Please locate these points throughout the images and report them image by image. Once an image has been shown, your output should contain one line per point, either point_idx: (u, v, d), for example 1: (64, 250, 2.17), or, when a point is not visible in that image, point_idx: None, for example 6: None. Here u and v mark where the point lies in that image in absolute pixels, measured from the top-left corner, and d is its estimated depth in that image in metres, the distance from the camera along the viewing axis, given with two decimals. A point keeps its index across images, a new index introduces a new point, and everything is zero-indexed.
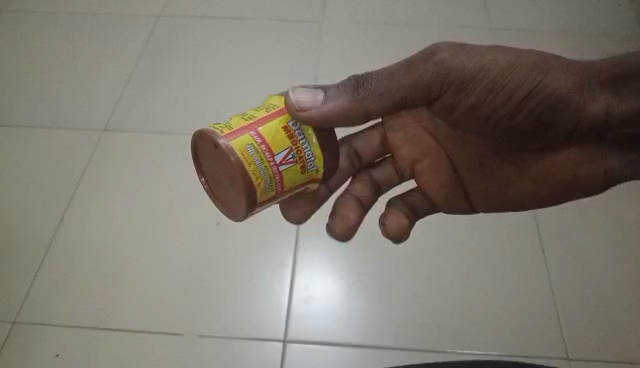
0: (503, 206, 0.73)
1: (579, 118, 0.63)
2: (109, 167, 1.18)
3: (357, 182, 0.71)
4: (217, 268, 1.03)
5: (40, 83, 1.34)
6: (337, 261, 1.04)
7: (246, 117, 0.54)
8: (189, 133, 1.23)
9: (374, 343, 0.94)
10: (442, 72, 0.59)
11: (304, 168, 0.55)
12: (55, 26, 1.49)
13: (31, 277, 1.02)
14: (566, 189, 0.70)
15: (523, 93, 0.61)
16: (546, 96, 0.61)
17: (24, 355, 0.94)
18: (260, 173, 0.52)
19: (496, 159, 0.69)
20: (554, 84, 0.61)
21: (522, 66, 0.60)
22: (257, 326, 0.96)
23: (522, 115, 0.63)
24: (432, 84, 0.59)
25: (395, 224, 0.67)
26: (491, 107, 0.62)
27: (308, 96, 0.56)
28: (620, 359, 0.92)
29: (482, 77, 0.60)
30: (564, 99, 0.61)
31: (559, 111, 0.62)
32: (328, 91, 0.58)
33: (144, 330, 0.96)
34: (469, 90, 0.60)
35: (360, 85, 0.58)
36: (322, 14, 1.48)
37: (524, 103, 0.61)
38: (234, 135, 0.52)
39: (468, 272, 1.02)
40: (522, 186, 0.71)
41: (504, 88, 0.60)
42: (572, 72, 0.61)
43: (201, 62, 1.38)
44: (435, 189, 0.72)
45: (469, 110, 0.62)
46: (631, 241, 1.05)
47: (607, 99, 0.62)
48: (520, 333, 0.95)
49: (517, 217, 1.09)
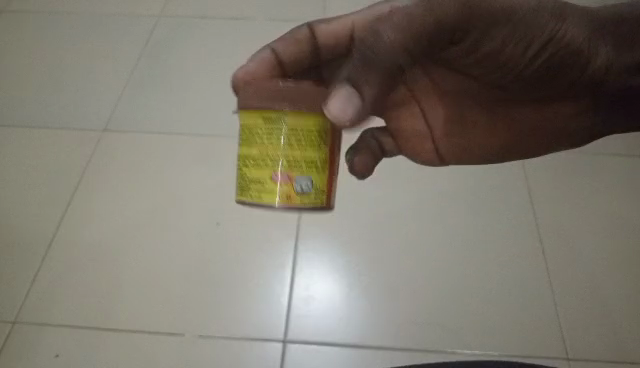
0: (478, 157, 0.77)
1: (583, 71, 0.68)
2: (109, 167, 1.18)
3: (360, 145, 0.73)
4: (217, 268, 1.03)
5: (40, 82, 1.34)
6: (338, 261, 1.04)
7: (321, 165, 0.59)
8: (190, 133, 1.24)
9: (374, 343, 0.94)
10: (468, 14, 0.60)
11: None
12: (55, 26, 1.49)
13: (31, 277, 1.02)
14: (543, 137, 0.76)
15: (545, 40, 0.64)
16: (563, 45, 0.65)
17: (24, 355, 0.94)
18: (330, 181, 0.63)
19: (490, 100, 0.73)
20: (572, 34, 0.65)
21: (543, 11, 0.63)
22: (257, 326, 0.96)
23: (537, 61, 0.66)
24: (460, 23, 0.60)
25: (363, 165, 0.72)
26: (509, 54, 0.65)
27: (349, 98, 0.55)
28: (620, 358, 0.92)
29: (507, 21, 0.62)
30: (577, 50, 0.66)
31: (570, 61, 0.66)
32: (357, 75, 0.57)
33: (144, 330, 0.96)
34: (492, 33, 0.62)
35: (380, 57, 0.57)
36: (322, 14, 1.48)
37: (541, 52, 0.65)
38: (314, 192, 0.59)
39: (467, 271, 1.02)
40: (505, 133, 0.75)
41: (529, 30, 0.63)
42: (583, 22, 0.66)
43: (202, 62, 1.38)
44: (405, 135, 0.72)
45: (488, 53, 0.64)
46: (631, 241, 1.06)
47: (608, 52, 0.67)
48: (520, 333, 0.95)
49: (517, 216, 1.10)
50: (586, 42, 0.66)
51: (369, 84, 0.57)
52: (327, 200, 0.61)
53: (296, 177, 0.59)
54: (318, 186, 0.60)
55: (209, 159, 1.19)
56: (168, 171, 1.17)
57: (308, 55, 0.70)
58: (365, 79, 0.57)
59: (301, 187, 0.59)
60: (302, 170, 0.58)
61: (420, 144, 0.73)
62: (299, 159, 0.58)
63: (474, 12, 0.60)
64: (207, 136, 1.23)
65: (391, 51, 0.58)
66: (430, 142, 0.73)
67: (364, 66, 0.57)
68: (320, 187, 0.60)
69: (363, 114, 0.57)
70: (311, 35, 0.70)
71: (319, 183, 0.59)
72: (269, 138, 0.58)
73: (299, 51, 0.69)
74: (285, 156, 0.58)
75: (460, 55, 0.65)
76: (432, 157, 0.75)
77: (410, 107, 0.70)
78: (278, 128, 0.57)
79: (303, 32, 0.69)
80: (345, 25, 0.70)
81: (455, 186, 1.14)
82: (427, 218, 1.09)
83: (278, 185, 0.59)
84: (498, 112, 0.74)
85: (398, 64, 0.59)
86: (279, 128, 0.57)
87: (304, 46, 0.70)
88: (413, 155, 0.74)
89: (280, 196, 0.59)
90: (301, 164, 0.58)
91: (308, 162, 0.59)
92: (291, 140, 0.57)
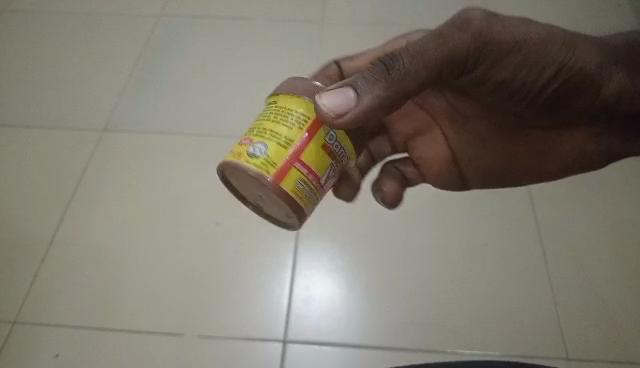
0: (497, 175, 0.77)
1: (595, 98, 0.65)
2: (110, 166, 1.18)
3: (386, 182, 0.78)
4: (217, 268, 1.03)
5: (39, 82, 1.34)
6: (338, 260, 1.04)
7: (285, 143, 0.55)
8: (190, 132, 1.23)
9: (371, 344, 0.94)
10: (479, 42, 0.60)
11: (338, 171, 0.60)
12: (54, 26, 1.49)
13: (31, 276, 1.02)
14: (564, 165, 0.74)
15: (553, 71, 0.62)
16: (573, 74, 0.63)
17: (24, 355, 0.94)
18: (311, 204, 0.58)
19: (505, 131, 0.72)
20: (581, 62, 0.63)
21: (555, 42, 0.62)
22: (259, 326, 0.96)
23: (549, 92, 0.64)
24: (470, 56, 0.60)
25: (390, 195, 0.78)
26: (521, 83, 0.63)
27: (343, 95, 0.56)
28: (620, 358, 0.92)
29: (518, 50, 0.61)
30: (587, 79, 0.64)
31: (581, 91, 0.65)
32: (362, 84, 0.57)
33: (143, 330, 0.96)
34: (504, 63, 0.62)
35: (392, 76, 0.58)
36: (321, 14, 1.48)
37: (552, 81, 0.63)
38: (261, 160, 0.55)
39: (468, 271, 1.02)
40: (525, 156, 0.74)
41: (539, 61, 0.62)
42: (595, 52, 0.64)
43: (202, 62, 1.38)
44: (429, 162, 0.75)
45: (499, 85, 0.64)
46: (630, 240, 1.05)
47: (621, 79, 0.64)
48: (519, 333, 0.95)
49: (517, 216, 1.09)
50: (595, 68, 0.63)
51: (372, 94, 0.57)
52: (276, 177, 0.54)
53: (255, 141, 0.56)
54: (271, 157, 0.55)
55: (209, 159, 1.18)
56: (169, 170, 1.17)
57: None
58: (370, 90, 0.57)
59: (253, 150, 0.55)
60: (264, 138, 0.56)
61: (445, 170, 0.76)
62: (267, 127, 0.57)
63: (482, 43, 0.60)
64: (208, 135, 1.22)
65: (407, 73, 0.58)
66: (455, 168, 0.75)
67: (373, 78, 0.58)
68: (273, 159, 0.55)
69: (351, 114, 0.56)
70: (340, 73, 0.73)
71: (274, 156, 0.55)
72: (262, 119, 0.59)
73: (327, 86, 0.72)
74: (261, 127, 0.57)
75: (472, 82, 0.64)
76: (453, 175, 0.76)
77: (432, 134, 0.73)
78: (272, 110, 0.58)
79: (331, 70, 0.73)
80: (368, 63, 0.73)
81: None
82: (427, 219, 1.09)
83: (238, 147, 0.57)
84: (518, 138, 0.72)
85: (408, 90, 0.59)
86: (273, 110, 0.58)
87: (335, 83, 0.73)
88: (439, 180, 0.77)
89: (235, 155, 0.56)
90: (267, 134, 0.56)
91: (275, 134, 0.56)
92: (275, 116, 0.57)
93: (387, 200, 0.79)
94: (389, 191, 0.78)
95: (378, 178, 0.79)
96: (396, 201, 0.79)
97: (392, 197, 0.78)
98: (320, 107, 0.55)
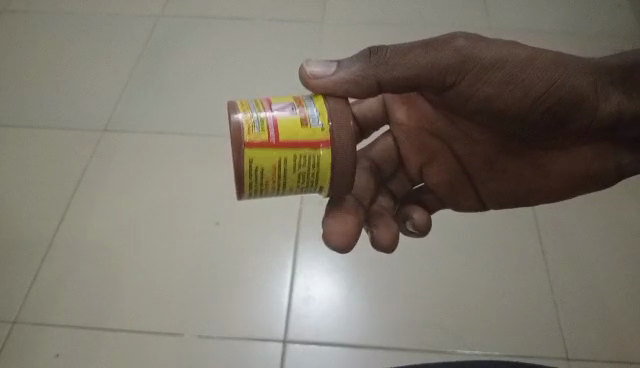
0: (507, 203, 0.75)
1: (593, 118, 0.64)
2: (110, 166, 1.18)
3: (415, 212, 0.72)
4: (217, 269, 1.03)
5: (39, 82, 1.34)
6: (337, 260, 1.04)
7: None
8: (190, 132, 1.23)
9: (370, 343, 0.94)
10: (459, 58, 0.60)
11: (305, 121, 0.54)
12: (54, 26, 1.49)
13: (32, 276, 1.02)
14: (569, 187, 0.72)
15: (540, 91, 0.62)
16: (564, 96, 0.62)
17: (24, 355, 0.94)
18: (251, 119, 0.53)
19: (509, 155, 0.71)
20: (572, 83, 0.62)
21: (540, 62, 0.62)
22: (258, 326, 0.96)
23: (538, 112, 0.63)
24: (450, 71, 0.61)
25: (422, 218, 0.72)
26: (505, 101, 0.63)
27: (322, 64, 0.60)
28: (619, 358, 0.92)
29: (500, 68, 0.61)
30: (581, 99, 0.62)
31: (574, 112, 0.63)
32: (346, 62, 0.61)
33: (143, 330, 0.96)
34: (488, 81, 0.61)
35: (372, 57, 0.60)
36: (321, 14, 1.48)
37: (540, 101, 0.62)
38: None
39: (468, 272, 1.02)
40: (533, 181, 0.72)
41: (524, 81, 0.62)
42: (589, 71, 0.63)
43: (203, 62, 1.38)
44: (445, 186, 0.74)
45: (483, 103, 0.63)
46: (630, 241, 1.05)
47: (618, 100, 0.63)
48: (519, 333, 0.95)
49: (517, 216, 1.09)
50: (590, 88, 0.62)
51: (349, 69, 0.60)
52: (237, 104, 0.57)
53: None
54: None
55: (209, 160, 1.18)
56: (169, 170, 1.17)
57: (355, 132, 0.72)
58: (350, 66, 0.60)
59: None
60: None
61: (462, 194, 0.75)
62: None
63: (465, 61, 0.60)
64: (209, 136, 1.22)
65: (385, 59, 0.60)
66: (471, 190, 0.74)
67: (360, 58, 0.61)
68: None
69: (322, 81, 0.59)
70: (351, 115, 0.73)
71: None
72: None
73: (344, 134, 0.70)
74: None
75: (459, 100, 0.64)
76: (470, 198, 0.75)
77: (442, 157, 0.73)
78: None
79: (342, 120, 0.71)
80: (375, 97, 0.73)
81: None
82: None
83: None
84: (525, 161, 0.71)
85: (384, 76, 0.60)
86: None
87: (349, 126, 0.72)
88: (458, 206, 0.75)
89: None
90: None
91: None
92: None
93: (419, 227, 0.72)
94: (419, 219, 0.72)
95: (402, 216, 0.73)
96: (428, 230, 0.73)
97: (425, 220, 0.72)
98: (304, 70, 0.60)
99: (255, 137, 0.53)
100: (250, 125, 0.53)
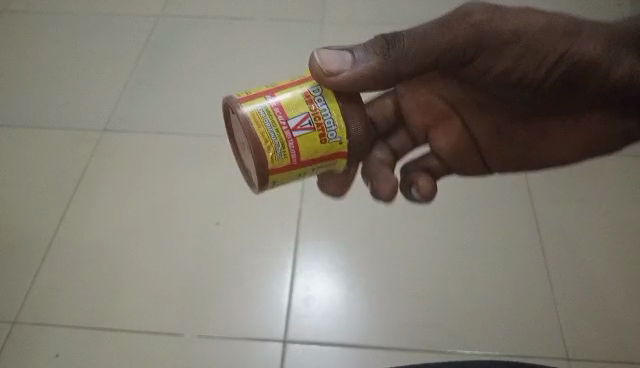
0: (515, 164, 0.78)
1: (606, 80, 0.65)
2: (111, 166, 1.18)
3: (422, 179, 0.73)
4: (218, 269, 1.03)
5: (40, 83, 1.34)
6: (337, 260, 1.04)
7: (273, 88, 0.56)
8: (190, 132, 1.23)
9: (369, 344, 0.94)
10: (476, 32, 0.61)
11: (324, 139, 0.55)
12: (54, 26, 1.49)
13: (32, 276, 1.02)
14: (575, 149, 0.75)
15: (556, 57, 0.63)
16: (577, 61, 0.63)
17: (24, 356, 0.94)
18: (273, 147, 0.53)
19: (517, 122, 0.73)
20: (585, 49, 0.63)
21: (555, 30, 0.62)
22: (258, 326, 0.96)
23: (554, 78, 0.65)
24: (468, 45, 0.61)
25: (427, 185, 0.73)
26: (523, 71, 0.64)
27: (336, 56, 0.58)
28: (619, 358, 0.92)
29: (518, 40, 0.62)
30: (594, 64, 0.63)
31: (587, 75, 0.64)
32: (359, 53, 0.59)
33: (144, 330, 0.96)
34: (506, 51, 0.63)
35: (390, 51, 0.59)
36: (320, 14, 1.48)
37: (554, 68, 0.64)
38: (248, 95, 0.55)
39: (468, 271, 1.02)
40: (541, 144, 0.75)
41: (540, 49, 0.63)
42: (601, 36, 0.64)
43: (203, 61, 1.38)
44: (452, 148, 0.75)
45: (502, 74, 0.65)
46: (630, 240, 1.05)
47: (631, 63, 0.64)
48: (519, 333, 0.95)
49: (517, 215, 1.10)
50: (604, 53, 0.63)
51: (366, 64, 0.58)
52: (242, 100, 0.54)
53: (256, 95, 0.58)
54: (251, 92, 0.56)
55: (209, 160, 1.18)
56: (170, 170, 1.17)
57: None
58: (366, 60, 0.59)
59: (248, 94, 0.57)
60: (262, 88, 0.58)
61: (468, 158, 0.76)
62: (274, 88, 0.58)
63: (483, 34, 0.61)
64: (209, 136, 1.23)
65: (404, 52, 0.59)
66: (477, 154, 0.76)
67: (373, 48, 0.59)
68: (249, 93, 0.55)
69: (343, 76, 0.56)
70: None
71: (256, 92, 0.56)
72: None
73: None
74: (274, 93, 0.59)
75: (475, 72, 0.65)
76: (475, 161, 0.76)
77: (451, 121, 0.74)
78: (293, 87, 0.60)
79: None
80: None
81: (454, 187, 1.14)
82: (427, 218, 1.09)
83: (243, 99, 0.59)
84: (533, 127, 0.74)
85: (402, 69, 0.60)
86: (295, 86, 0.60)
87: None
88: (462, 170, 0.77)
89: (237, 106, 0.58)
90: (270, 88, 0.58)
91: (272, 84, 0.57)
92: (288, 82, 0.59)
93: (425, 195, 0.73)
94: (424, 186, 0.73)
95: (407, 181, 0.74)
96: (432, 197, 0.74)
97: (429, 189, 0.73)
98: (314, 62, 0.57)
99: (279, 165, 0.54)
100: (274, 155, 0.53)
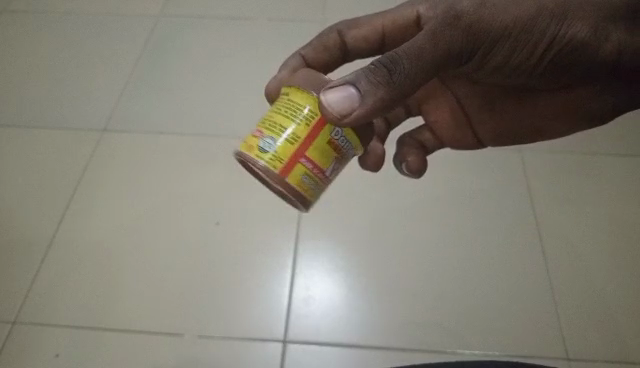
0: (513, 135, 0.78)
1: (596, 57, 0.65)
2: (111, 166, 1.18)
3: (410, 156, 0.79)
4: (219, 269, 1.03)
5: (40, 83, 1.34)
6: (337, 261, 1.04)
7: (300, 147, 0.58)
8: (190, 132, 1.24)
9: (369, 344, 0.94)
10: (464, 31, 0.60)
11: (345, 162, 0.63)
12: (54, 26, 1.49)
13: (32, 276, 1.02)
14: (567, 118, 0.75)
15: (546, 44, 0.63)
16: (567, 42, 0.63)
17: (24, 355, 0.94)
18: (316, 195, 0.62)
19: (503, 96, 0.74)
20: (573, 31, 0.63)
21: (543, 15, 0.62)
22: (258, 326, 0.96)
23: (547, 62, 0.65)
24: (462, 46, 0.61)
25: (415, 162, 0.79)
26: (518, 60, 0.65)
27: (347, 94, 0.55)
28: (619, 358, 0.92)
29: (508, 33, 0.62)
30: (583, 43, 0.64)
31: (578, 54, 0.65)
32: (363, 84, 0.56)
33: (144, 330, 0.96)
34: (499, 43, 0.63)
35: (395, 80, 0.56)
36: (320, 14, 1.48)
37: (545, 53, 0.64)
38: (286, 165, 0.58)
39: (467, 271, 1.02)
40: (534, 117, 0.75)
41: (530, 38, 0.63)
42: (589, 14, 0.63)
43: (202, 61, 1.38)
44: (445, 122, 0.78)
45: (498, 65, 0.66)
46: (629, 240, 1.05)
47: (619, 37, 0.63)
48: (518, 333, 0.95)
49: (517, 215, 1.10)
50: (591, 33, 0.63)
51: (375, 95, 0.56)
52: (287, 176, 0.58)
53: (265, 135, 0.59)
54: (281, 155, 0.58)
55: (208, 160, 1.18)
56: (170, 170, 1.17)
57: (339, 57, 0.75)
58: (372, 91, 0.56)
59: (266, 143, 0.58)
60: (274, 133, 0.58)
61: (461, 134, 0.79)
62: (279, 122, 0.59)
63: (473, 32, 0.61)
64: (209, 136, 1.23)
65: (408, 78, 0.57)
66: (469, 129, 0.78)
67: (376, 77, 0.56)
68: (282, 155, 0.58)
69: (356, 112, 0.56)
70: (342, 40, 0.73)
71: (288, 155, 0.58)
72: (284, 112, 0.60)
73: (327, 54, 0.74)
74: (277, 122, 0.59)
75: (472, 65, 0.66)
76: (467, 136, 0.79)
77: (444, 97, 0.76)
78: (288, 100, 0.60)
79: (331, 37, 0.73)
80: (374, 27, 0.72)
81: (453, 187, 1.14)
82: (427, 217, 1.09)
83: (250, 139, 0.60)
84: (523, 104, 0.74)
85: (407, 93, 0.58)
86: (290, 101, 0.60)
87: (335, 50, 0.74)
88: (455, 143, 0.80)
89: (251, 145, 0.59)
90: (279, 125, 0.59)
91: (289, 134, 0.58)
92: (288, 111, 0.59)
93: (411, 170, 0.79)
94: (412, 161, 0.79)
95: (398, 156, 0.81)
96: (420, 172, 0.80)
97: (416, 165, 0.79)
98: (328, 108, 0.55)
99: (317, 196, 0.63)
100: (317, 196, 0.62)
